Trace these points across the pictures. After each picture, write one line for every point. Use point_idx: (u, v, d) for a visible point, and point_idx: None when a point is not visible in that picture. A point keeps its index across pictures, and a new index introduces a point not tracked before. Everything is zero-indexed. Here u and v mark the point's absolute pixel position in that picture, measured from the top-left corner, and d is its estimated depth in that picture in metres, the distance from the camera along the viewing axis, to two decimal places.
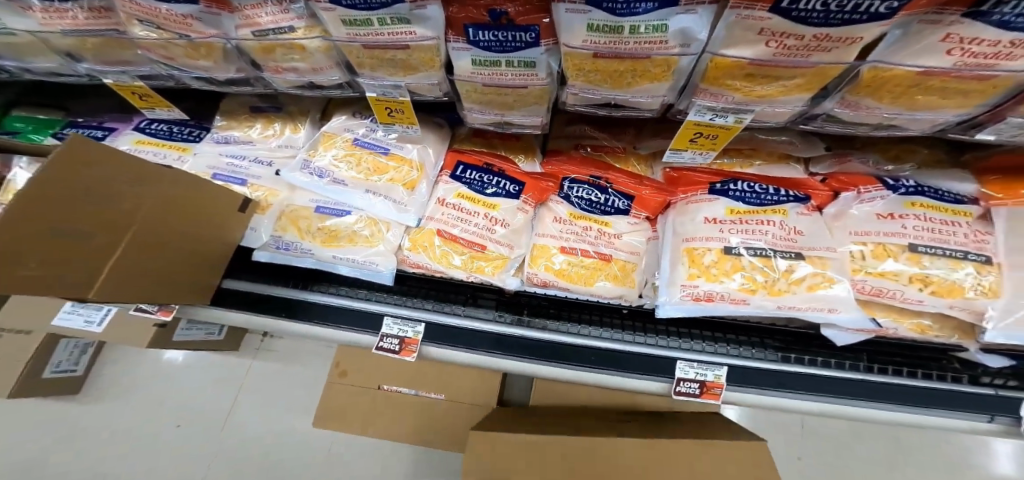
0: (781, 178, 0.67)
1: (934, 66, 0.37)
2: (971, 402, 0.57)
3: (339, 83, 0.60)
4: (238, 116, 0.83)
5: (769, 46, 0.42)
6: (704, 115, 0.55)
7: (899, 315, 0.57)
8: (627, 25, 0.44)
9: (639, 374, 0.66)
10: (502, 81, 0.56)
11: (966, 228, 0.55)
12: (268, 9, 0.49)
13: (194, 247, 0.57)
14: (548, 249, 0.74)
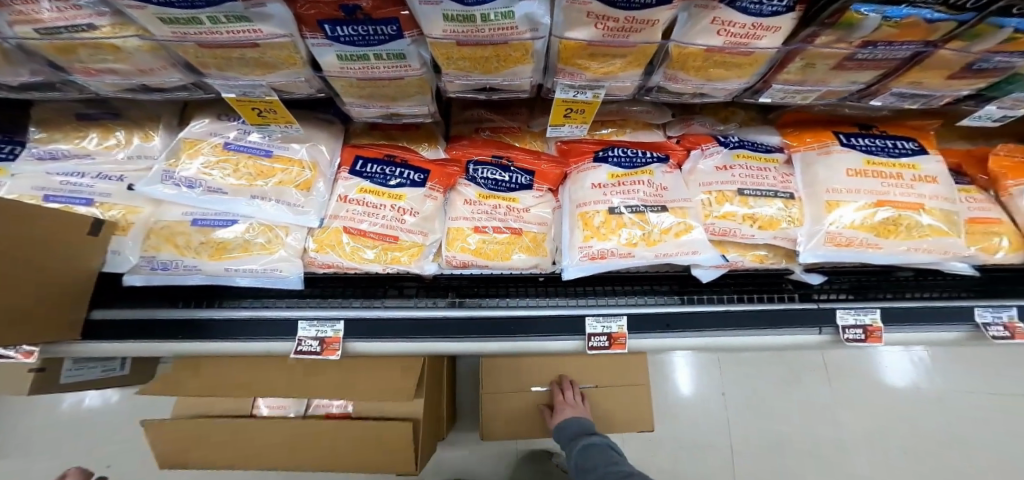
0: (647, 142, 0.76)
1: (712, 45, 0.50)
2: (805, 318, 0.70)
3: (184, 85, 0.58)
4: (61, 126, 0.73)
5: (597, 28, 0.49)
6: (567, 92, 0.60)
7: (744, 249, 0.70)
8: (477, 14, 0.46)
9: (551, 335, 0.72)
10: (375, 74, 0.57)
11: (775, 172, 0.71)
12: (48, 6, 0.44)
13: (33, 286, 0.53)
14: (463, 230, 0.76)
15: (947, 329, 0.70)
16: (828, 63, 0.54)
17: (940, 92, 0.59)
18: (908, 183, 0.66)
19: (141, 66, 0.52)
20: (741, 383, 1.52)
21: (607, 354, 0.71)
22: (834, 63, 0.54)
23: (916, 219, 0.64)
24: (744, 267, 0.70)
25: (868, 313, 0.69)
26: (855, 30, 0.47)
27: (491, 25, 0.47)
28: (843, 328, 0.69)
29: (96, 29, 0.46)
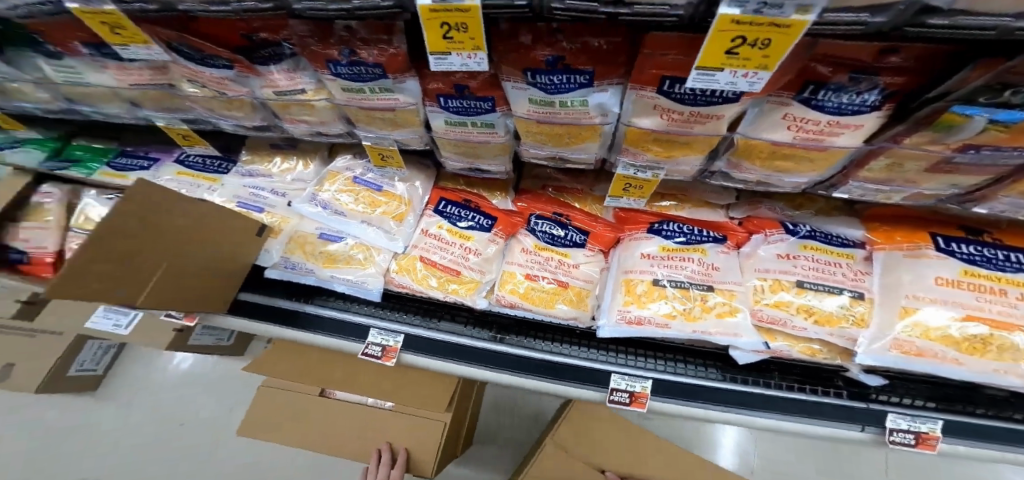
0: (707, 221, 0.78)
1: (780, 139, 0.50)
2: (848, 414, 0.67)
3: (341, 132, 0.76)
4: (261, 152, 0.94)
5: (662, 118, 0.54)
6: (629, 169, 0.66)
7: (795, 339, 0.68)
8: (557, 100, 0.57)
9: (580, 385, 0.75)
10: (471, 137, 0.70)
11: (846, 269, 0.68)
12: (285, 77, 0.63)
13: (212, 263, 0.72)
14: (515, 275, 0.85)
15: None
16: (920, 165, 0.48)
17: None
18: (1011, 301, 0.58)
19: (322, 119, 0.71)
20: (783, 465, 1.33)
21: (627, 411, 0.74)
22: (927, 165, 0.47)
23: (1008, 338, 0.58)
24: (791, 357, 0.68)
25: (926, 421, 0.64)
26: (955, 132, 0.41)
27: (567, 109, 0.56)
28: (891, 430, 0.65)
29: (306, 92, 0.65)
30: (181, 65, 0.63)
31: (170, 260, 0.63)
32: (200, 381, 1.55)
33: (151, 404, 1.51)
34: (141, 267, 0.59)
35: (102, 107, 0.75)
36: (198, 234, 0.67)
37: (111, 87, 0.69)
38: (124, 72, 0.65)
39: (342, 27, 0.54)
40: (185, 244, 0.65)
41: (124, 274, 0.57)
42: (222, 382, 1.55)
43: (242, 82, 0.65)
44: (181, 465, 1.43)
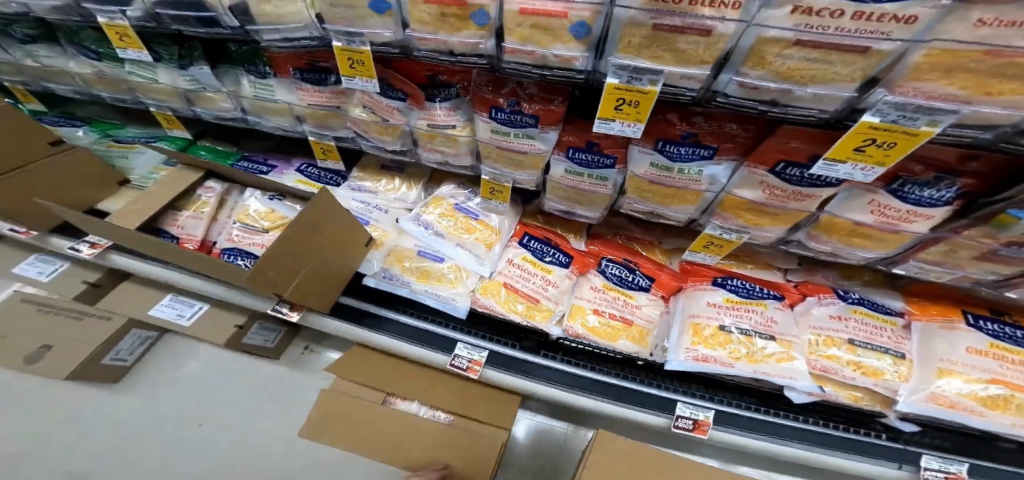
0: (766, 280, 0.90)
1: (862, 219, 0.67)
2: (886, 453, 0.80)
3: (465, 166, 0.91)
4: (371, 171, 1.07)
5: (763, 192, 0.70)
6: (717, 230, 0.80)
7: (841, 387, 0.80)
8: (676, 167, 0.72)
9: (649, 409, 0.84)
10: (583, 188, 0.84)
11: (891, 333, 0.81)
12: (443, 114, 0.81)
13: (334, 265, 0.83)
14: (583, 309, 0.93)
15: None
16: (970, 253, 0.66)
17: None
18: None
19: (457, 152, 0.86)
20: None
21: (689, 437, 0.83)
22: (976, 254, 0.66)
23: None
24: (837, 402, 0.80)
25: (955, 463, 0.78)
26: (1005, 229, 0.59)
27: (685, 175, 0.71)
28: (925, 468, 0.79)
29: (455, 128, 0.82)
30: (366, 94, 0.82)
31: (309, 254, 0.76)
32: (203, 371, 1.23)
33: (170, 406, 1.17)
34: (290, 255, 0.72)
35: (270, 119, 0.94)
36: (338, 238, 0.81)
37: (291, 103, 0.89)
38: (311, 94, 0.86)
39: (512, 83, 0.74)
40: (322, 243, 0.78)
41: (278, 258, 0.70)
42: (229, 374, 1.23)
43: (405, 114, 0.83)
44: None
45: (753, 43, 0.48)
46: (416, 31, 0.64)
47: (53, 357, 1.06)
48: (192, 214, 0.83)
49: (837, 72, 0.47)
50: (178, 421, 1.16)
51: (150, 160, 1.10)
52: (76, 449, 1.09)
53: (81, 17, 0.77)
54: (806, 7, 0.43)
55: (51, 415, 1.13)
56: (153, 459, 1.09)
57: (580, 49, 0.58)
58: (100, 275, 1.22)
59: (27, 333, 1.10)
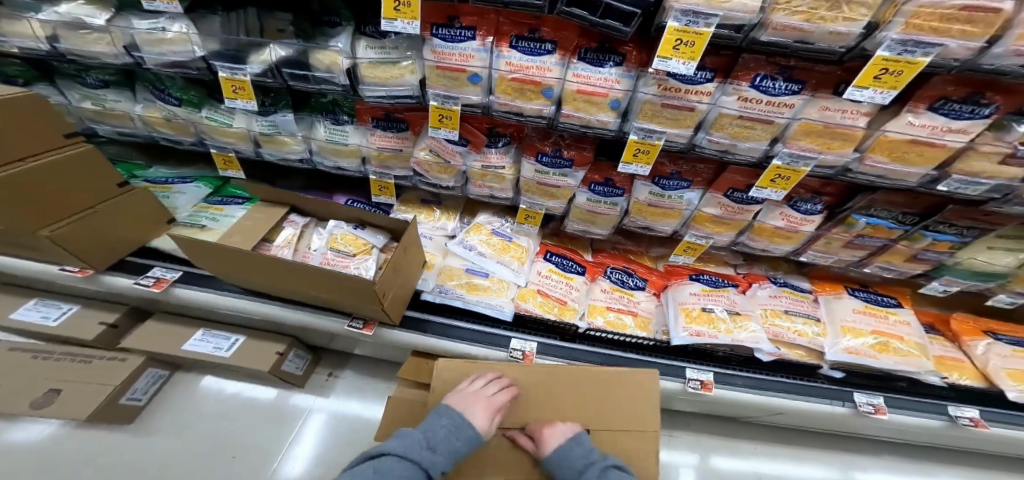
0: (724, 274, 1.28)
1: (777, 224, 1.10)
2: (828, 395, 1.16)
3: (506, 198, 1.16)
4: (413, 204, 1.25)
5: (718, 207, 1.08)
6: (695, 237, 1.17)
7: (790, 347, 1.16)
8: (667, 194, 1.06)
9: (667, 376, 1.14)
10: (596, 209, 1.13)
11: (808, 304, 1.22)
12: (497, 157, 1.05)
13: (407, 285, 1.00)
14: (600, 308, 1.18)
15: (926, 416, 1.16)
16: (837, 242, 1.13)
17: (902, 268, 1.17)
18: (893, 322, 1.16)
19: (503, 187, 1.11)
20: None
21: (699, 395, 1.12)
22: (843, 243, 1.13)
23: (899, 345, 1.12)
24: (791, 358, 1.16)
25: (876, 398, 1.16)
26: (852, 226, 1.07)
27: (673, 199, 1.05)
28: (859, 403, 1.14)
29: (503, 168, 1.07)
30: (434, 140, 1.03)
31: (398, 274, 0.93)
32: (228, 406, 1.23)
33: (196, 441, 1.16)
34: (390, 274, 0.89)
35: (335, 159, 1.09)
36: (416, 262, 1.01)
37: (360, 145, 1.06)
38: (384, 139, 1.05)
39: (555, 136, 1.02)
40: (406, 265, 0.95)
41: (384, 277, 0.86)
42: (257, 407, 1.24)
43: (464, 156, 1.06)
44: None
45: (716, 116, 0.84)
46: (501, 99, 0.90)
47: (67, 401, 1.03)
48: (280, 244, 0.98)
49: (759, 134, 0.85)
50: (205, 457, 1.13)
51: (191, 198, 1.18)
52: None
53: (196, 70, 0.89)
54: (745, 97, 0.80)
55: (60, 464, 1.07)
56: None
57: (613, 116, 0.89)
58: (119, 316, 1.19)
59: (33, 379, 1.06)
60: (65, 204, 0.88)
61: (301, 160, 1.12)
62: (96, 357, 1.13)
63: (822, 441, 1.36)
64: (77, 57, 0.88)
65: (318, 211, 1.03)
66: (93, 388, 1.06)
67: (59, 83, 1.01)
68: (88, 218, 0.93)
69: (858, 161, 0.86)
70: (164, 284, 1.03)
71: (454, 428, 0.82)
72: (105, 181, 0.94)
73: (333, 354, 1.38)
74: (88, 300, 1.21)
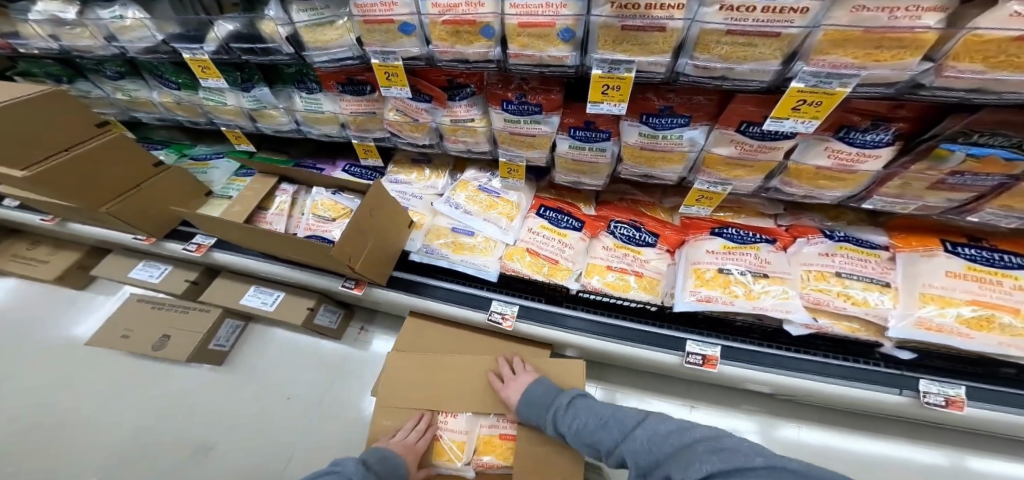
0: (759, 227, 1.00)
1: (822, 164, 0.80)
2: (883, 380, 0.89)
3: (484, 152, 1.05)
4: (404, 164, 1.25)
5: (735, 148, 0.80)
6: (705, 185, 0.89)
7: (838, 319, 0.90)
8: (660, 135, 0.81)
9: (665, 349, 0.98)
10: (583, 158, 0.94)
11: (876, 264, 0.90)
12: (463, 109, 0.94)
13: (385, 243, 1.03)
14: (599, 267, 1.08)
15: None
16: (922, 184, 0.78)
17: None
18: (1006, 289, 0.80)
19: (477, 140, 1.00)
20: None
21: (700, 371, 0.95)
22: (928, 184, 0.77)
23: (1008, 320, 0.80)
24: (835, 333, 0.90)
25: (952, 387, 0.85)
26: (943, 161, 0.72)
27: (668, 140, 0.81)
28: (924, 393, 0.86)
29: (473, 120, 0.96)
30: (400, 101, 0.97)
31: (368, 235, 0.96)
32: (286, 353, 1.52)
33: (265, 379, 1.48)
34: (356, 236, 0.92)
35: (319, 127, 1.12)
36: (395, 223, 1.04)
37: (335, 112, 1.06)
38: (353, 104, 1.02)
39: (518, 79, 0.84)
40: (377, 225, 0.98)
41: (349, 239, 0.90)
42: (306, 352, 1.52)
43: (431, 113, 0.97)
44: (257, 430, 1.38)
45: (698, 33, 0.60)
46: (439, 46, 0.77)
47: (174, 344, 1.41)
48: (276, 211, 1.08)
49: (762, 52, 0.59)
50: (269, 397, 1.43)
51: (223, 173, 1.35)
52: (201, 419, 1.42)
53: (167, 54, 0.95)
54: (729, 5, 0.55)
55: (179, 390, 1.49)
56: (253, 418, 1.41)
57: (568, 49, 0.70)
58: (197, 273, 1.53)
59: (153, 325, 1.46)
60: (91, 190, 1.06)
61: (294, 131, 1.16)
62: (191, 307, 1.49)
63: (902, 425, 1.11)
64: (80, 52, 1.00)
65: (304, 180, 1.09)
66: (191, 333, 1.42)
67: (92, 78, 1.17)
68: (130, 199, 1.14)
69: (934, 73, 0.55)
70: (203, 249, 1.27)
71: (384, 457, 0.84)
72: (138, 166, 1.13)
73: (363, 310, 1.57)
74: (174, 262, 1.57)
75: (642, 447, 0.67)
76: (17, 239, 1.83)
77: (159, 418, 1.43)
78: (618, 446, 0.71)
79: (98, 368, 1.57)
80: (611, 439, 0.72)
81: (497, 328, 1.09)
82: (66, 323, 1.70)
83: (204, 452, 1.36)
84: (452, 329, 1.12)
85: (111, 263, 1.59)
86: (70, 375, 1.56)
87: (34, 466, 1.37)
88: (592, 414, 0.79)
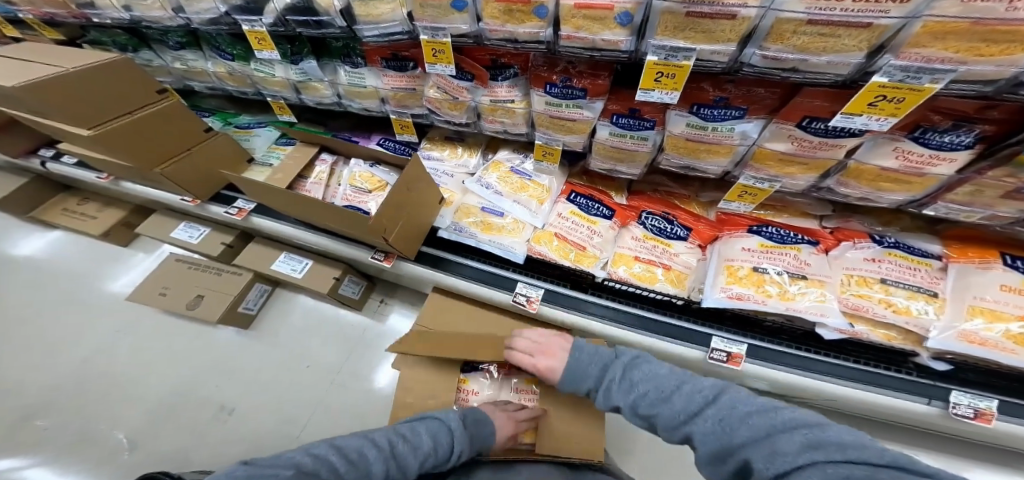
0: (802, 227, 0.96)
1: (888, 166, 0.68)
2: (914, 389, 0.85)
3: (521, 133, 1.05)
4: (438, 142, 1.26)
5: (792, 144, 0.71)
6: (750, 181, 0.84)
7: (875, 326, 0.86)
8: (710, 126, 0.75)
9: (690, 344, 0.97)
10: (624, 146, 0.92)
11: (924, 273, 0.86)
12: (505, 90, 0.94)
13: (417, 219, 1.05)
14: (626, 257, 1.08)
15: None
16: (997, 192, 0.66)
17: None
18: None
19: (515, 122, 1.00)
20: None
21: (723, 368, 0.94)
22: (1003, 193, 0.65)
23: None
24: (870, 340, 0.86)
25: (984, 399, 0.81)
26: None
27: (718, 133, 0.75)
28: (954, 404, 0.82)
29: (513, 102, 0.95)
30: (441, 77, 0.97)
31: (402, 210, 0.98)
32: (312, 321, 1.62)
33: (288, 348, 1.57)
34: (392, 211, 0.94)
35: (361, 101, 1.14)
36: (428, 199, 1.06)
37: (377, 87, 1.08)
38: (394, 79, 1.03)
39: (565, 62, 0.83)
40: (412, 201, 0.99)
41: (385, 213, 0.92)
42: (332, 322, 1.60)
43: (472, 93, 0.98)
44: (279, 396, 1.47)
45: (773, 23, 0.52)
46: (490, 24, 0.75)
47: (207, 305, 1.49)
48: (315, 180, 1.11)
49: (846, 44, 0.50)
50: (291, 363, 1.54)
51: (264, 141, 1.40)
52: (229, 380, 1.52)
53: (228, 26, 0.99)
54: None
55: (210, 349, 1.60)
56: (277, 383, 1.50)
57: (624, 34, 0.65)
58: (232, 237, 1.62)
59: (188, 285, 1.55)
60: (147, 152, 1.13)
61: (335, 103, 1.19)
62: (224, 270, 1.58)
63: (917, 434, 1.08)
64: (147, 21, 1.05)
65: (342, 151, 1.12)
66: (223, 295, 1.51)
67: (155, 48, 1.23)
68: (181, 162, 1.20)
69: None
70: (244, 214, 1.33)
71: (478, 421, 0.88)
72: (189, 130, 1.19)
73: (384, 283, 1.66)
74: (213, 224, 1.66)
75: (711, 428, 0.62)
76: (69, 194, 1.95)
77: (189, 376, 1.55)
78: (681, 423, 0.66)
79: (140, 322, 1.69)
80: (673, 413, 0.67)
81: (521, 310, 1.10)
82: (111, 278, 1.81)
83: (225, 413, 1.45)
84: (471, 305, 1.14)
85: (153, 223, 1.68)
86: (115, 325, 1.69)
87: (81, 408, 1.50)
88: (652, 383, 0.72)
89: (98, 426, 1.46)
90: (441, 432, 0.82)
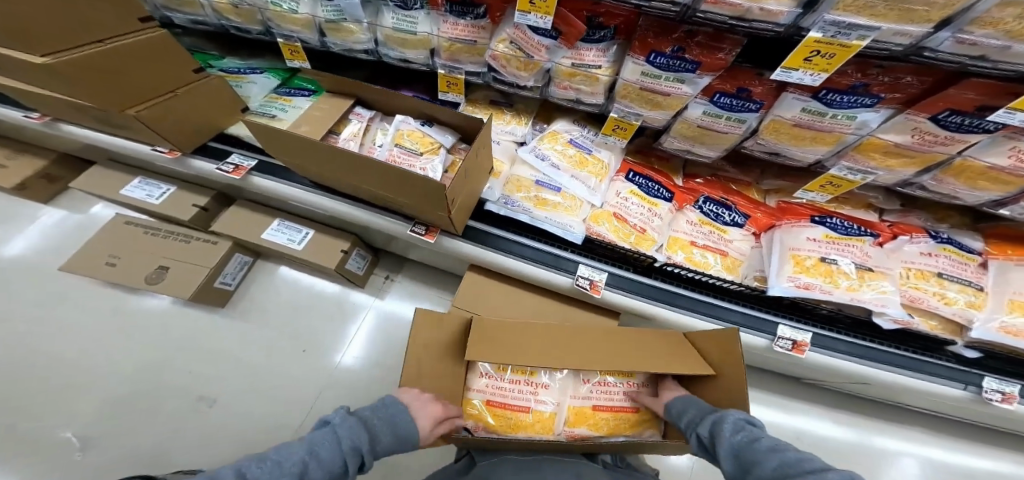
0: (862, 219, 0.99)
1: (999, 164, 0.69)
2: (952, 376, 0.94)
3: (593, 103, 0.96)
4: (481, 105, 1.13)
5: (912, 137, 0.70)
6: (842, 171, 0.83)
7: (924, 317, 0.92)
8: (830, 113, 0.71)
9: (753, 332, 0.99)
10: (714, 127, 0.87)
11: (971, 268, 0.92)
12: (593, 54, 0.84)
13: (470, 193, 0.93)
14: (682, 241, 1.04)
15: None
16: None
17: None
18: None
19: (593, 91, 0.91)
20: None
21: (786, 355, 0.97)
22: None
23: None
24: (919, 329, 0.93)
25: (1010, 384, 0.91)
26: None
27: (838, 120, 0.71)
28: (987, 389, 0.91)
29: (599, 68, 0.86)
30: (518, 29, 0.84)
31: (465, 183, 0.85)
32: (308, 299, 1.44)
33: (279, 328, 1.39)
34: (458, 185, 0.81)
35: (405, 51, 0.97)
36: (483, 171, 0.93)
37: (431, 33, 0.91)
38: (456, 27, 0.88)
39: (677, 28, 0.75)
40: (474, 172, 0.87)
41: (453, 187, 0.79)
42: (334, 300, 1.44)
43: (552, 52, 0.86)
44: (271, 382, 1.30)
45: (991, 7, 0.47)
46: None
47: (173, 278, 1.25)
48: (348, 138, 0.95)
49: None
50: (284, 347, 1.35)
51: (262, 89, 1.17)
52: (208, 364, 1.32)
53: None
54: None
55: (176, 329, 1.37)
56: (268, 367, 1.32)
57: (789, 5, 0.57)
58: (207, 200, 1.37)
59: (146, 255, 1.29)
60: (117, 85, 0.88)
61: (369, 50, 1.01)
62: (194, 238, 1.33)
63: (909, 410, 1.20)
64: None
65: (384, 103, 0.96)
66: (196, 266, 1.28)
67: None
68: (163, 105, 0.96)
69: None
70: (242, 172, 1.11)
71: (378, 407, 0.77)
72: (180, 69, 0.95)
73: (390, 259, 1.51)
74: (179, 183, 1.39)
75: None
76: None
77: (154, 362, 1.32)
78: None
79: (79, 298, 1.40)
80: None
81: (577, 294, 1.05)
82: (34, 242, 1.48)
83: (204, 404, 1.26)
84: (518, 288, 1.09)
85: (96, 177, 1.38)
86: (43, 301, 1.39)
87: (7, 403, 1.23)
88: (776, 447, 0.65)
89: (36, 423, 1.21)
90: (324, 440, 0.68)
